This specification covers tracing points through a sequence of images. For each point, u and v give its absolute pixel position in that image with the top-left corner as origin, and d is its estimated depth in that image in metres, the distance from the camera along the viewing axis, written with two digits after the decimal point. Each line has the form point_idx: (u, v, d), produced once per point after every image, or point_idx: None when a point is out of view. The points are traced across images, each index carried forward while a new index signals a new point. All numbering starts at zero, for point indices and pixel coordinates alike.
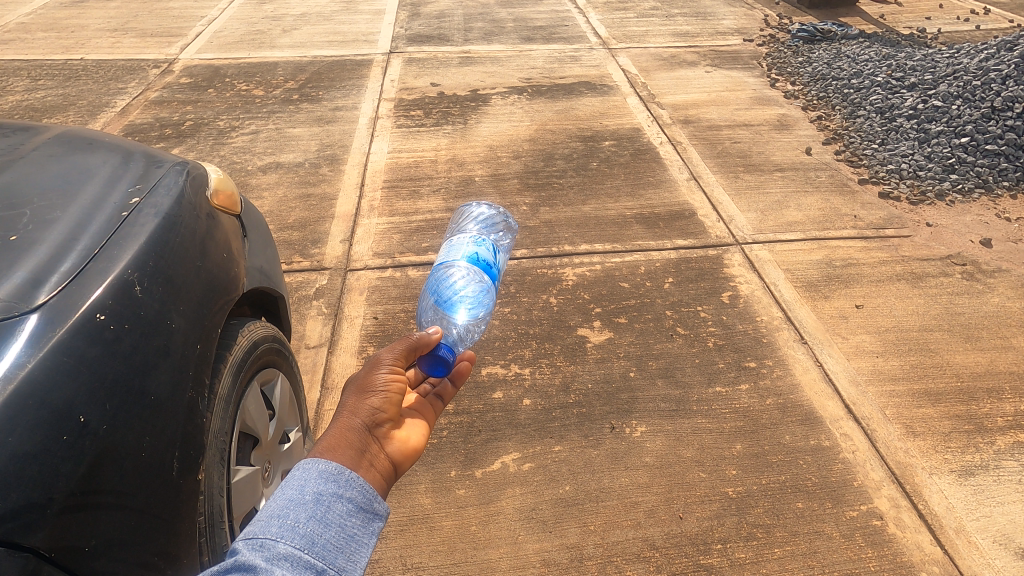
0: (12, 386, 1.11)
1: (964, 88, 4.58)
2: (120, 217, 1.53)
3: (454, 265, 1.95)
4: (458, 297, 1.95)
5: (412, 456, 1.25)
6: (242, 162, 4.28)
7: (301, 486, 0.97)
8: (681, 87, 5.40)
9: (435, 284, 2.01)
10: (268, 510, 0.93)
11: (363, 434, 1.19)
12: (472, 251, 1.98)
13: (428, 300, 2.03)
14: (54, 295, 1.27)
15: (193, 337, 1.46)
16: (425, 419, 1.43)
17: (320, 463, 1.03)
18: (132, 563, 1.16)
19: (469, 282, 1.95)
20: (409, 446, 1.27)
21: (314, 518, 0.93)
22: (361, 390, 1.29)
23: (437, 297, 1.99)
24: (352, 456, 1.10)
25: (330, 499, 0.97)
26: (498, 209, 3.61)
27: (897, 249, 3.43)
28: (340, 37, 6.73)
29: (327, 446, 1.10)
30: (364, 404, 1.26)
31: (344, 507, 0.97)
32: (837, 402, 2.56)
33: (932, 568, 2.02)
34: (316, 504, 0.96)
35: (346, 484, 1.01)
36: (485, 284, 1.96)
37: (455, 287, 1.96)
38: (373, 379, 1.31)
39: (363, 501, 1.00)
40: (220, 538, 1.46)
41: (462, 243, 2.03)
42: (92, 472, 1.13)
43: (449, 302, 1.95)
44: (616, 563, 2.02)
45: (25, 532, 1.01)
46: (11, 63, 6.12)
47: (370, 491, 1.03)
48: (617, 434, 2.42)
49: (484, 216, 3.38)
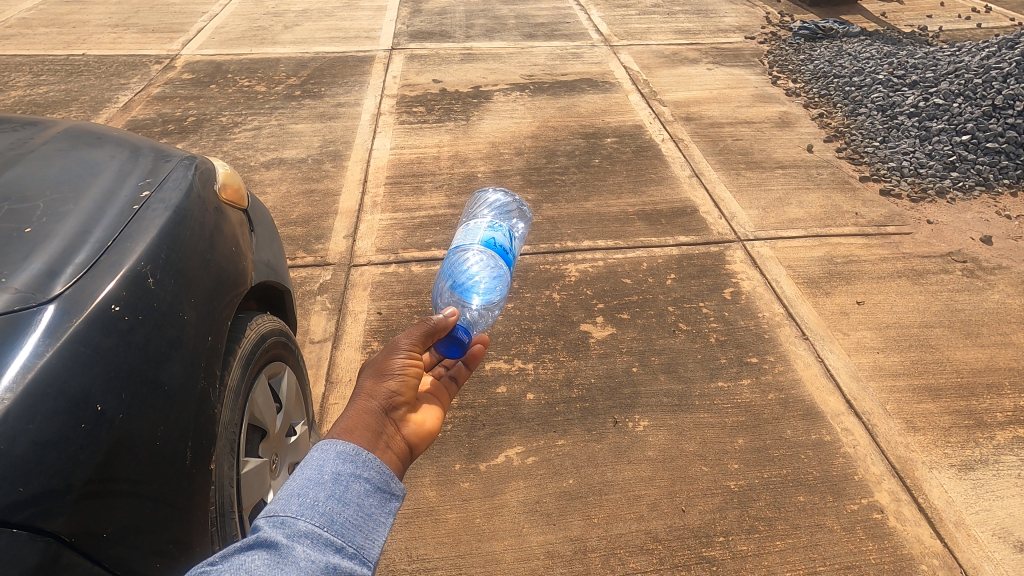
0: (32, 374, 1.13)
1: (965, 86, 4.60)
2: (131, 211, 1.54)
3: (469, 249, 2.00)
4: (473, 282, 2.00)
5: (427, 439, 1.28)
6: (245, 158, 4.30)
7: (319, 466, 0.99)
8: (682, 84, 5.42)
9: (450, 268, 2.08)
10: (288, 489, 0.95)
11: (380, 416, 1.21)
12: (488, 235, 2.02)
13: (444, 283, 2.10)
14: (69, 287, 1.29)
15: (205, 329, 1.48)
16: (441, 402, 1.46)
17: (338, 444, 1.05)
18: (148, 550, 1.18)
19: (483, 267, 2.00)
20: (425, 428, 1.29)
21: (333, 497, 0.95)
22: (378, 373, 1.31)
23: (452, 281, 2.04)
24: (369, 438, 1.12)
25: (348, 479, 0.99)
26: (513, 195, 3.71)
27: (898, 246, 3.45)
28: (341, 33, 6.74)
29: (344, 428, 1.12)
30: (380, 387, 1.28)
31: (361, 487, 0.99)
32: (838, 397, 2.58)
33: (932, 561, 2.05)
34: (334, 484, 0.98)
35: (364, 465, 1.03)
36: (500, 268, 2.00)
37: (470, 272, 2.01)
38: (389, 363, 1.33)
39: (380, 482, 1.02)
40: (231, 527, 1.48)
41: (479, 228, 2.07)
42: (109, 460, 1.15)
43: (463, 287, 2.01)
44: (619, 556, 2.04)
45: (45, 518, 1.03)
46: (13, 58, 6.13)
47: (387, 472, 1.05)
48: (619, 428, 2.44)
49: (498, 202, 3.48)
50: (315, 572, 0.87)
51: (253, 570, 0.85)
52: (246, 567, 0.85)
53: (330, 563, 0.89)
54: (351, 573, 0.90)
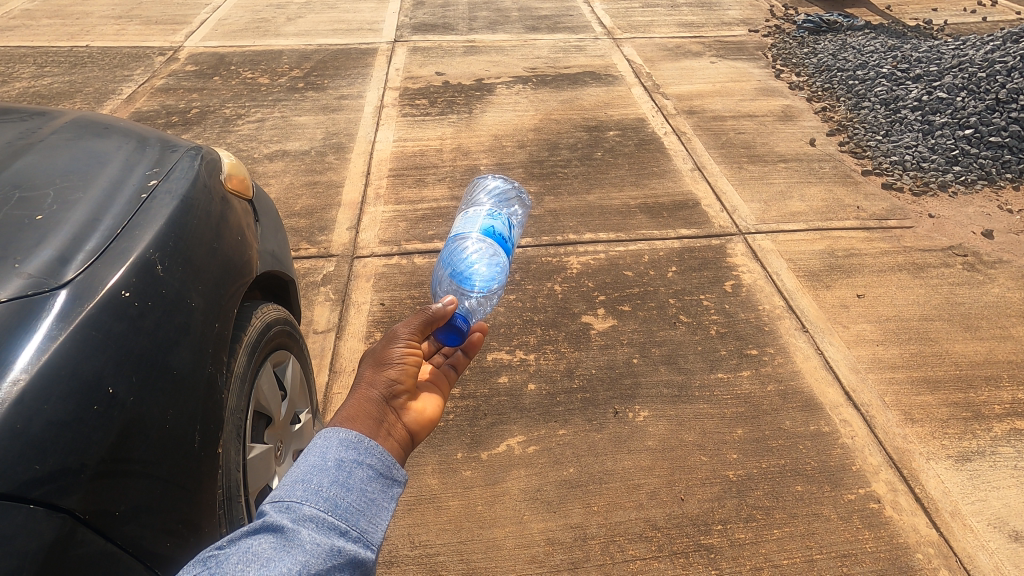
0: (46, 357, 1.16)
1: (970, 79, 4.59)
2: (140, 199, 1.57)
3: (468, 237, 1.99)
4: (472, 271, 2.04)
5: (428, 426, 1.30)
6: (248, 149, 4.32)
7: (323, 453, 1.02)
8: (686, 77, 5.41)
9: (450, 256, 2.09)
10: (293, 476, 0.98)
11: (381, 405, 1.23)
12: (487, 223, 2.01)
13: (443, 271, 2.13)
14: (80, 272, 1.32)
15: (212, 316, 1.51)
16: (441, 390, 1.48)
17: (340, 432, 1.07)
18: (158, 529, 1.22)
19: (482, 256, 2.03)
20: (426, 416, 1.32)
21: (337, 483, 0.98)
22: (378, 363, 1.34)
23: (451, 269, 2.08)
24: (370, 426, 1.14)
25: (351, 465, 1.01)
26: (513, 185, 3.77)
27: (899, 240, 3.46)
28: (344, 25, 6.74)
29: (347, 416, 1.15)
30: (380, 376, 1.31)
31: (364, 474, 1.02)
32: (837, 389, 2.61)
33: (927, 550, 2.08)
34: (338, 470, 1.00)
35: (366, 452, 1.05)
36: (498, 257, 2.02)
37: (469, 261, 2.04)
38: (389, 353, 1.36)
39: (382, 468, 1.05)
40: (238, 510, 1.51)
41: (478, 215, 2.06)
42: (121, 441, 1.18)
43: (463, 276, 2.04)
44: (618, 543, 2.07)
45: (61, 495, 1.06)
46: (17, 49, 6.14)
47: (389, 458, 1.07)
48: (619, 419, 2.46)
49: (497, 191, 3.51)
50: (320, 554, 0.90)
51: (260, 553, 0.88)
52: (254, 550, 0.88)
53: (335, 546, 0.92)
54: (356, 555, 0.93)
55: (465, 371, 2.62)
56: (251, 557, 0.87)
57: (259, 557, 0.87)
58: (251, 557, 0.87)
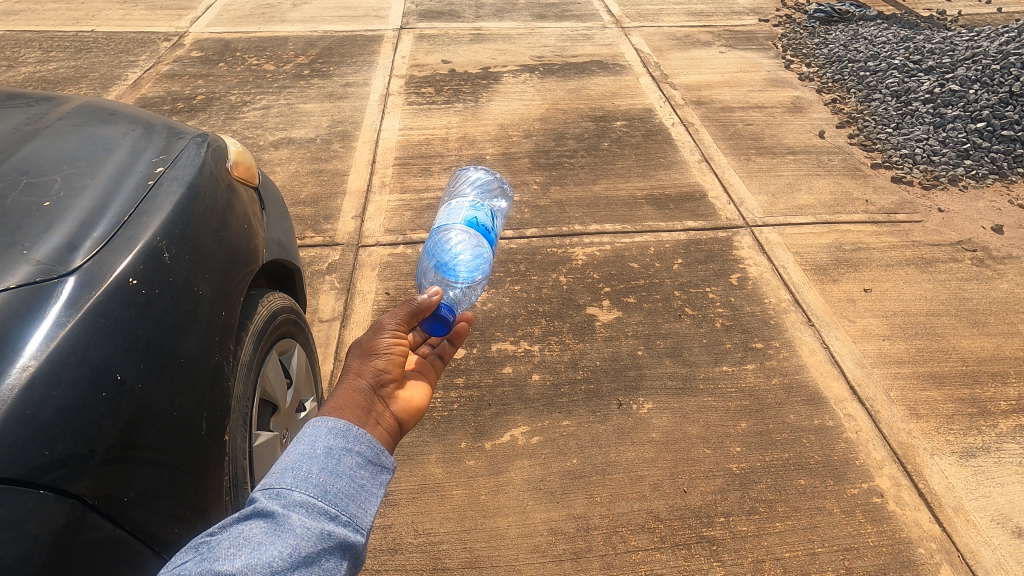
0: (55, 343, 1.16)
1: (983, 72, 4.54)
2: (146, 187, 1.56)
3: (452, 228, 2.04)
4: (456, 261, 2.01)
5: (416, 414, 1.30)
6: (253, 137, 4.31)
7: (312, 441, 1.02)
8: (694, 67, 5.37)
9: (434, 248, 2.08)
10: (282, 464, 0.98)
11: (369, 394, 1.23)
12: (471, 216, 2.06)
13: (428, 263, 2.11)
14: (88, 259, 1.32)
15: (217, 303, 1.51)
16: (428, 379, 1.49)
17: (329, 421, 1.07)
18: (166, 515, 1.22)
19: (466, 247, 2.04)
20: (414, 404, 1.32)
21: (326, 470, 0.98)
22: (365, 353, 1.34)
23: (435, 260, 2.06)
24: (359, 415, 1.14)
25: (340, 453, 1.02)
26: (495, 176, 3.71)
27: (907, 234, 3.43)
28: (351, 11, 6.69)
29: (334, 405, 1.14)
30: (368, 366, 1.31)
31: (353, 461, 1.02)
32: (842, 383, 2.60)
33: (929, 545, 2.08)
34: (327, 457, 1.00)
35: (354, 440, 1.05)
36: (482, 248, 2.04)
37: (454, 252, 2.03)
38: (376, 343, 1.36)
39: (371, 455, 1.05)
40: (243, 496, 1.52)
41: (461, 209, 2.12)
42: (129, 429, 1.19)
43: (447, 267, 2.01)
44: (621, 533, 2.08)
45: (71, 480, 1.07)
46: (22, 34, 6.11)
47: (378, 446, 1.08)
48: (624, 410, 2.47)
49: (480, 181, 3.48)
50: (310, 537, 0.90)
51: (250, 537, 0.88)
52: (245, 535, 0.89)
53: (325, 530, 0.92)
54: (346, 539, 0.93)
55: (469, 363, 2.63)
56: (243, 541, 0.88)
57: (250, 542, 0.88)
58: (243, 541, 0.88)
